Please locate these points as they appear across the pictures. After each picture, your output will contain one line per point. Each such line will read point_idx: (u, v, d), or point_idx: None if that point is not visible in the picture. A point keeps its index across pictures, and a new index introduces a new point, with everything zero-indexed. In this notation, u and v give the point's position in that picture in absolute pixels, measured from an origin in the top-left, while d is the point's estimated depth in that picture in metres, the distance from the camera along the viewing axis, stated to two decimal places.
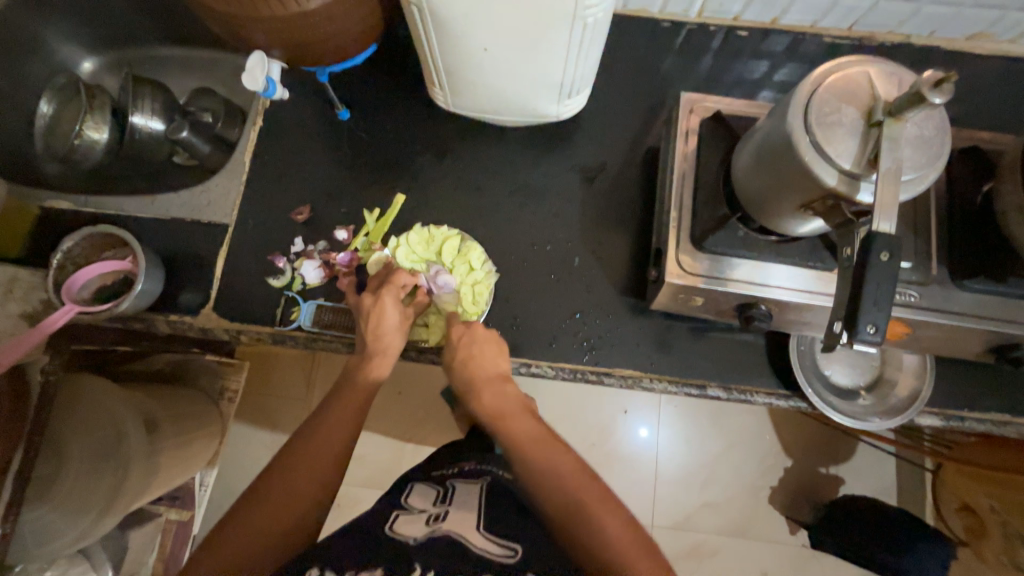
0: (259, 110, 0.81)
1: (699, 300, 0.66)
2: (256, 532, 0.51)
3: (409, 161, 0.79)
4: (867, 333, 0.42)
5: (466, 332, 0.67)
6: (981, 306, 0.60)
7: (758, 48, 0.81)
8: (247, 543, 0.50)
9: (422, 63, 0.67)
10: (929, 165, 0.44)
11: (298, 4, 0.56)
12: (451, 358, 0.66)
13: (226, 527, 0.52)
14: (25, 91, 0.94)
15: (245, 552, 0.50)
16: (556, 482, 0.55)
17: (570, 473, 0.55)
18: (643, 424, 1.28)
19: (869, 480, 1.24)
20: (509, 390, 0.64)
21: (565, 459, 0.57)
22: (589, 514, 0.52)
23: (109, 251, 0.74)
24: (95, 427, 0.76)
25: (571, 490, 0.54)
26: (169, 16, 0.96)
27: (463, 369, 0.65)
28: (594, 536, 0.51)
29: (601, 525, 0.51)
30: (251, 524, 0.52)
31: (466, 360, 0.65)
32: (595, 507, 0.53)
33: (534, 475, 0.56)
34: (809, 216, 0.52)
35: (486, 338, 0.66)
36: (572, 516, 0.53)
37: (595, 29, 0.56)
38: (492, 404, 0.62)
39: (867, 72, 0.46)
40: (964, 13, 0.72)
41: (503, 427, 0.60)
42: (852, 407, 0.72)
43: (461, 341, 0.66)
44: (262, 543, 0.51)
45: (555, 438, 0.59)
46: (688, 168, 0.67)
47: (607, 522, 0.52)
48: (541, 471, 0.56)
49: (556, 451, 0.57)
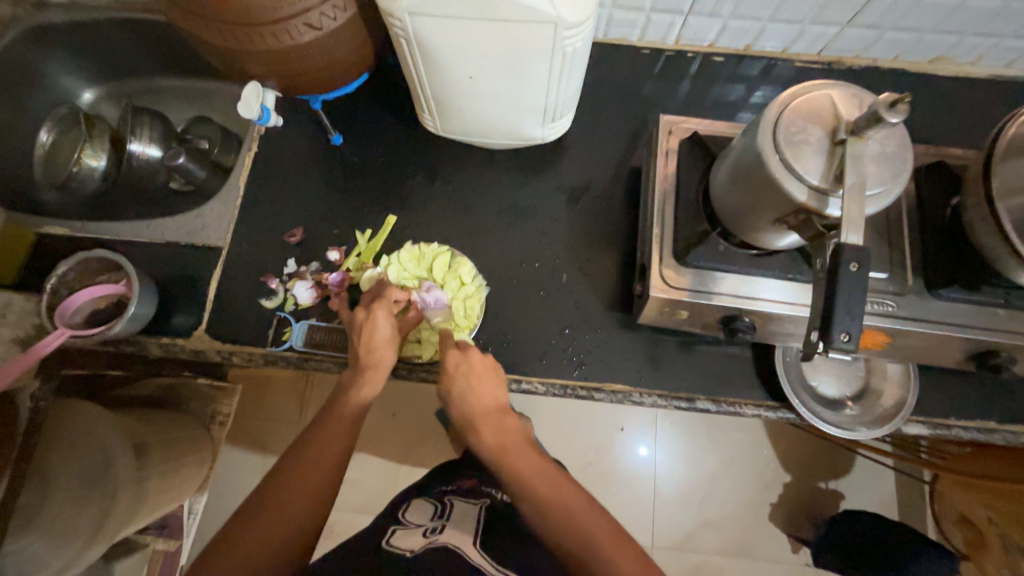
0: (254, 136, 0.84)
1: (684, 314, 0.67)
2: (246, 554, 0.51)
3: (400, 184, 0.81)
4: (840, 341, 0.43)
5: (461, 358, 0.64)
6: (955, 314, 0.61)
7: (734, 73, 0.84)
8: (239, 566, 0.50)
9: (412, 92, 0.70)
10: (893, 180, 0.46)
11: (291, 39, 0.58)
12: (448, 391, 0.63)
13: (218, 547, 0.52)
14: (26, 121, 0.96)
15: (236, 573, 0.50)
16: (570, 521, 0.54)
17: (582, 510, 0.54)
18: (640, 442, 1.27)
19: (867, 493, 1.23)
20: (510, 422, 0.62)
21: (574, 496, 0.56)
22: (605, 553, 0.52)
23: (104, 275, 0.75)
24: (84, 452, 0.75)
25: (588, 528, 0.53)
26: (169, 49, 1.00)
27: (461, 403, 0.62)
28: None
29: (619, 564, 0.51)
30: (243, 546, 0.51)
31: (463, 391, 0.62)
32: (612, 546, 0.52)
33: (546, 514, 0.55)
34: (784, 230, 0.54)
35: (482, 365, 0.64)
36: (590, 558, 0.52)
37: (576, 56, 0.59)
38: (495, 438, 0.60)
39: (830, 94, 0.48)
40: (925, 38, 0.77)
41: (508, 463, 0.59)
42: (839, 417, 0.72)
43: (457, 370, 0.63)
44: (253, 565, 0.50)
45: (561, 471, 0.58)
46: (669, 186, 0.69)
47: (626, 563, 0.51)
48: (554, 511, 0.54)
49: (565, 487, 0.57)
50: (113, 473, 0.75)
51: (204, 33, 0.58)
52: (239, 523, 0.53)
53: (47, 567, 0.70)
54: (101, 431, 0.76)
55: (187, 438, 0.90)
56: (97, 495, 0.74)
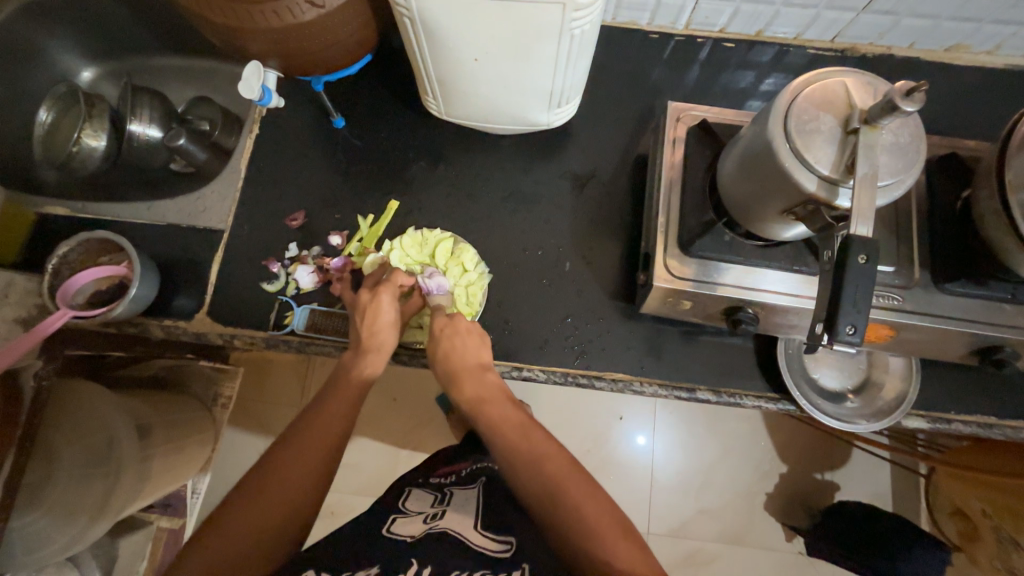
0: (256, 118, 0.83)
1: (687, 304, 0.67)
2: (246, 534, 0.51)
3: (402, 169, 0.80)
4: (845, 333, 0.43)
5: (449, 324, 0.66)
6: (962, 309, 0.61)
7: (744, 59, 0.83)
8: (241, 545, 0.51)
9: (416, 74, 0.68)
10: (906, 171, 0.45)
11: (294, 16, 0.57)
12: (433, 349, 0.66)
13: (215, 528, 0.52)
14: (26, 100, 0.96)
15: (238, 552, 0.51)
16: (536, 466, 0.55)
17: (550, 457, 0.56)
18: (639, 431, 1.28)
19: (863, 485, 1.24)
20: (491, 378, 0.64)
21: (544, 443, 0.57)
22: (568, 495, 0.53)
23: (105, 257, 0.75)
24: (87, 432, 0.76)
25: (552, 474, 0.54)
26: (169, 27, 0.98)
27: (445, 361, 0.64)
28: (576, 518, 0.52)
29: (581, 507, 0.52)
30: (242, 526, 0.52)
31: (446, 349, 0.65)
32: (576, 490, 0.53)
33: (514, 459, 0.57)
34: (791, 220, 0.53)
35: (469, 330, 0.66)
36: (554, 501, 0.53)
37: (583, 40, 0.58)
38: (474, 392, 0.62)
39: (844, 82, 0.47)
40: (943, 26, 0.75)
41: (484, 414, 0.61)
42: (839, 409, 0.72)
43: (443, 333, 0.66)
44: (257, 539, 0.51)
45: (534, 422, 0.60)
46: (676, 175, 0.68)
47: (587, 505, 0.52)
48: (522, 456, 0.56)
49: (535, 436, 0.58)
50: (117, 453, 0.78)
51: (205, 11, 0.57)
52: (235, 505, 0.53)
53: (54, 542, 0.73)
54: (105, 412, 0.78)
55: (188, 419, 0.91)
56: (101, 474, 0.76)
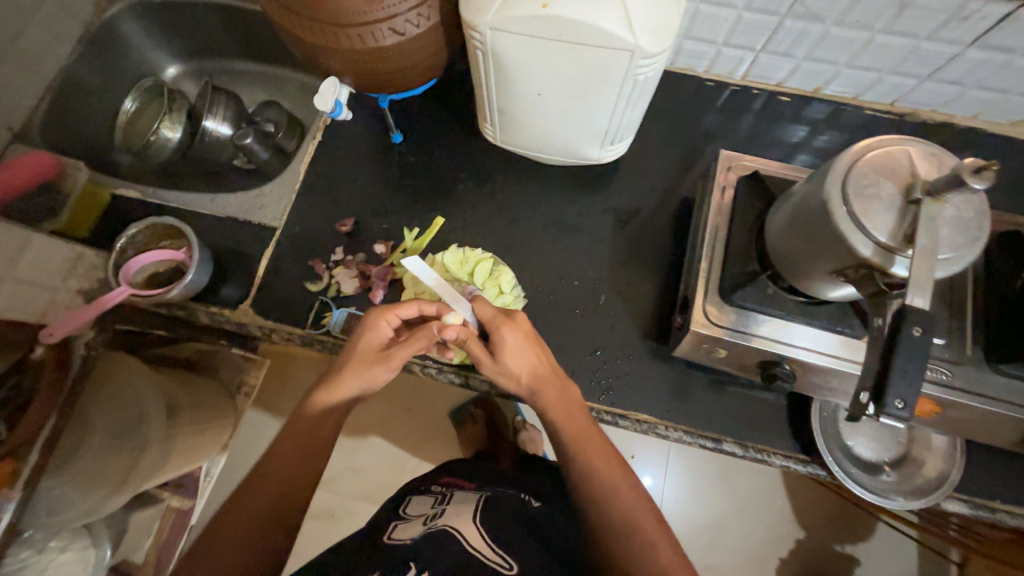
0: (320, 126, 0.87)
1: (722, 353, 0.66)
2: (259, 501, 0.56)
3: (450, 187, 0.83)
4: (894, 408, 0.42)
5: (517, 342, 0.63)
6: (1016, 392, 0.58)
7: (799, 113, 0.83)
8: (256, 511, 0.55)
9: (478, 100, 0.71)
10: (967, 246, 0.44)
11: (375, 41, 0.61)
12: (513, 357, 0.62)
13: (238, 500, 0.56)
14: (116, 89, 1.04)
15: (257, 515, 0.55)
16: (612, 509, 0.57)
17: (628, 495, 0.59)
18: (650, 475, 1.24)
19: (886, 564, 1.17)
20: (573, 393, 0.65)
21: (625, 490, 0.59)
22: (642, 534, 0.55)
23: (166, 241, 0.80)
24: (121, 405, 0.80)
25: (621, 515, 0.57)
26: (251, 37, 1.06)
27: (530, 371, 0.63)
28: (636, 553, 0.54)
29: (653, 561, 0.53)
30: (257, 495, 0.56)
31: (527, 360, 0.63)
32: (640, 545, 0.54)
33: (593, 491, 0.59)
34: (840, 282, 0.53)
35: (527, 334, 0.64)
36: (621, 527, 0.56)
37: (645, 85, 0.60)
38: (560, 402, 0.63)
39: (907, 151, 0.47)
40: (1012, 100, 0.74)
41: (575, 438, 0.62)
42: (873, 482, 0.69)
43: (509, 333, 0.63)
44: (268, 515, 0.55)
45: (616, 458, 0.62)
46: (722, 223, 0.68)
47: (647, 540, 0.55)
48: (605, 501, 0.58)
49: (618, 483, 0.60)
50: (143, 429, 0.80)
51: (295, 30, 0.61)
52: (239, 503, 0.56)
53: (73, 508, 0.75)
54: (139, 387, 0.81)
55: (213, 405, 0.93)
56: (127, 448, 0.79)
